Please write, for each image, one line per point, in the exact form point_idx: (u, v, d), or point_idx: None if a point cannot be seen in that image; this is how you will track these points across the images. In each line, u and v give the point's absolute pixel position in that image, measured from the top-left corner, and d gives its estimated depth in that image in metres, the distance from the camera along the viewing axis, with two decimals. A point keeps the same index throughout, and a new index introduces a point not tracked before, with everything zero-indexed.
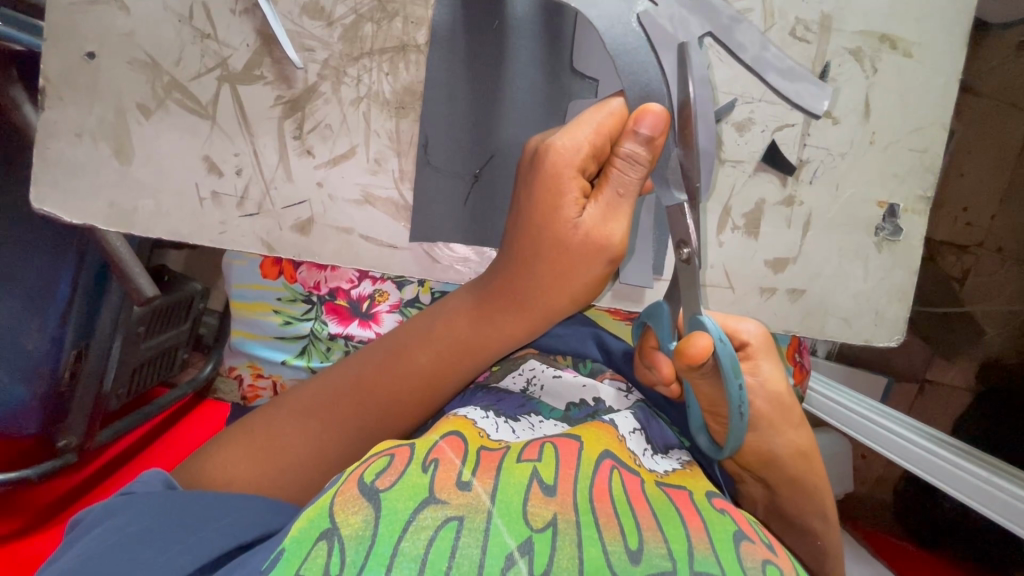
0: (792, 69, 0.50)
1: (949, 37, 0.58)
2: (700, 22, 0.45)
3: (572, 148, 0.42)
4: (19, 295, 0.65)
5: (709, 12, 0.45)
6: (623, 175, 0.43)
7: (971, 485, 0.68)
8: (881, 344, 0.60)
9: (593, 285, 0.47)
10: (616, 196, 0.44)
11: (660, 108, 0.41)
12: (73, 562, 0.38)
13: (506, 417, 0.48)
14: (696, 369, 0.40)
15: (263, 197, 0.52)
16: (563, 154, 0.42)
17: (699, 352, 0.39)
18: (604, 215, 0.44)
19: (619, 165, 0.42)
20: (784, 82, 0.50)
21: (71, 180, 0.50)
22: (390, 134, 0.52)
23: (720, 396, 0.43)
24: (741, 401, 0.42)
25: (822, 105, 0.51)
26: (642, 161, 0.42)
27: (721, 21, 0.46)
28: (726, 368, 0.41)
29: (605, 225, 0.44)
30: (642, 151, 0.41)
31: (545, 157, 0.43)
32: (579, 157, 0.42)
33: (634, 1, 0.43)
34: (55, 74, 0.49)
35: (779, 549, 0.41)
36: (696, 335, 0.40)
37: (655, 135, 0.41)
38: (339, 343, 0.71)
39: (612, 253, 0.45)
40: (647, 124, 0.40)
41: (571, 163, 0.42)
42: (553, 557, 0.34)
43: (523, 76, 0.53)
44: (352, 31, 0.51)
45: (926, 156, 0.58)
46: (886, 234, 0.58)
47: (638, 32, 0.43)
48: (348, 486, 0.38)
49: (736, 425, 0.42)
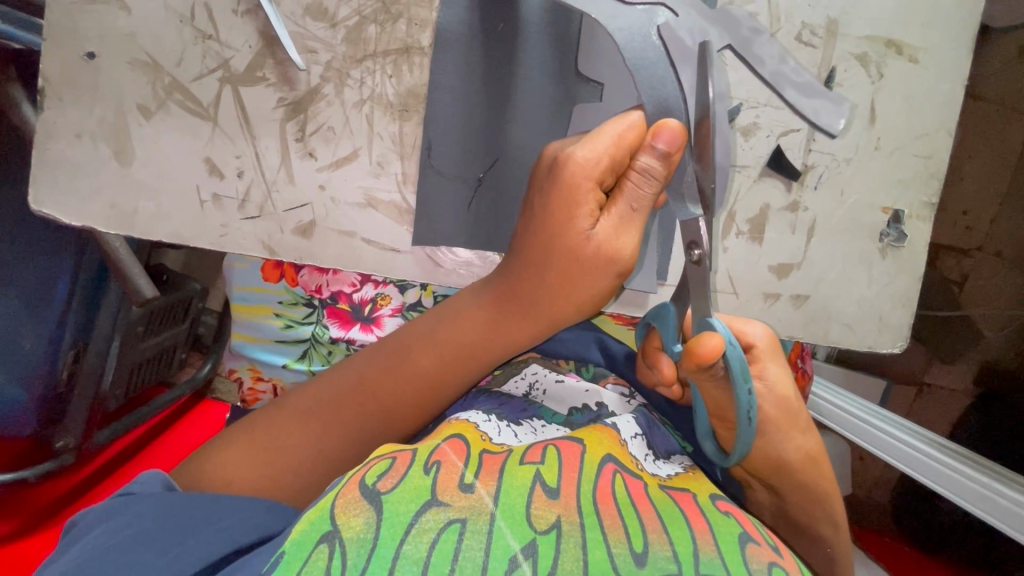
0: (810, 84, 0.48)
1: (955, 43, 0.57)
2: (720, 33, 0.45)
3: (592, 160, 0.42)
4: (18, 294, 0.64)
5: (729, 22, 0.45)
6: (637, 189, 0.43)
7: (972, 491, 0.67)
8: (884, 350, 0.60)
9: (602, 296, 0.48)
10: (629, 210, 0.44)
11: (677, 123, 0.41)
12: (71, 566, 0.38)
13: (508, 421, 0.47)
14: (705, 370, 0.40)
15: (265, 199, 0.52)
16: (582, 166, 0.42)
17: (710, 351, 0.39)
18: (617, 228, 0.45)
19: (634, 179, 0.42)
20: (801, 99, 0.48)
21: (70, 181, 0.50)
22: (394, 137, 0.52)
23: (729, 401, 0.42)
24: (750, 406, 0.41)
25: (839, 124, 0.48)
26: (657, 176, 0.42)
27: (741, 32, 0.46)
28: (736, 374, 0.40)
29: (617, 239, 0.45)
30: (658, 166, 0.42)
31: (565, 167, 0.42)
32: (599, 169, 0.42)
33: (656, 12, 0.43)
34: (53, 72, 0.48)
35: (784, 551, 0.40)
36: (706, 335, 0.40)
37: (672, 151, 0.41)
38: (341, 347, 0.71)
39: (622, 266, 0.46)
40: (664, 140, 0.40)
41: (590, 175, 0.42)
42: (557, 559, 0.34)
43: (527, 79, 0.52)
44: (355, 33, 0.50)
45: (931, 162, 0.58)
46: (891, 241, 0.58)
47: (658, 46, 0.43)
48: (350, 487, 0.38)
49: (744, 431, 0.42)
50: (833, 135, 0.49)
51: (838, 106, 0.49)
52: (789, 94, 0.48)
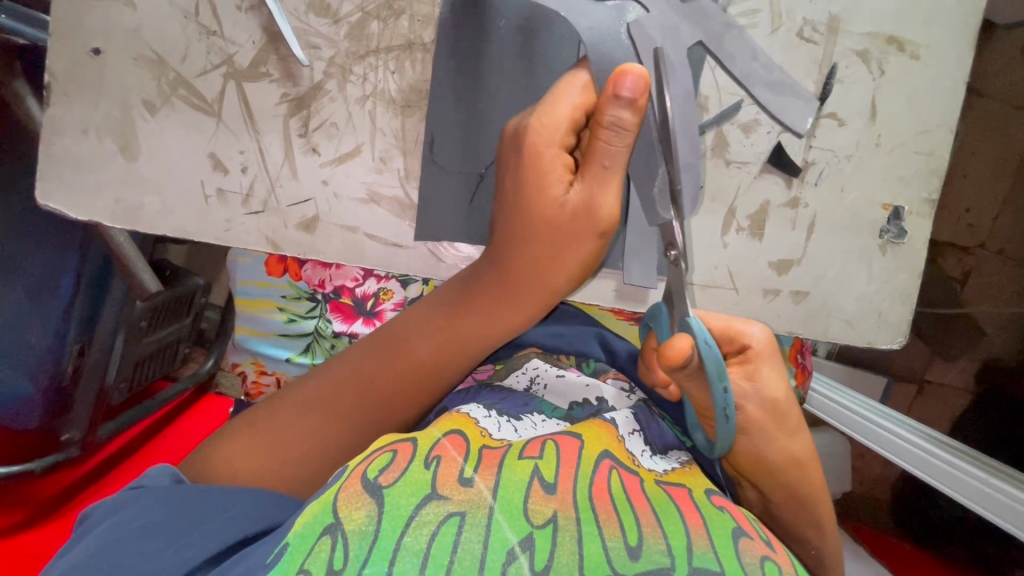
0: (780, 82, 0.51)
1: (957, 40, 0.57)
2: (691, 29, 0.47)
3: (551, 125, 0.44)
4: (24, 289, 0.65)
5: (701, 15, 0.48)
6: (608, 145, 0.42)
7: (971, 486, 0.67)
8: (884, 346, 0.60)
9: (588, 260, 0.49)
10: (602, 168, 0.44)
11: (639, 68, 0.40)
12: (80, 556, 0.38)
13: (508, 416, 0.48)
14: (678, 369, 0.41)
15: (269, 194, 0.52)
16: (543, 131, 0.43)
17: (678, 353, 0.39)
18: (591, 189, 0.45)
19: (603, 137, 0.42)
20: (771, 96, 0.52)
21: (77, 177, 0.50)
22: (396, 132, 0.52)
23: (705, 398, 0.43)
24: (726, 404, 0.42)
25: (804, 124, 0.52)
26: (627, 128, 0.41)
27: (714, 26, 0.49)
28: (712, 374, 0.41)
29: (595, 200, 0.45)
30: (625, 116, 0.41)
31: (525, 137, 0.44)
32: (560, 133, 0.44)
33: (626, 10, 0.45)
34: (60, 70, 0.49)
35: (778, 547, 0.41)
36: (676, 337, 0.40)
37: (637, 97, 0.40)
38: (344, 341, 0.71)
39: (603, 227, 0.46)
40: (624, 87, 0.40)
41: (553, 140, 0.44)
42: (553, 553, 0.35)
43: (529, 74, 0.52)
44: (358, 29, 0.51)
45: (931, 159, 0.58)
46: (890, 237, 0.58)
47: (627, 45, 0.44)
48: (352, 481, 0.38)
49: (721, 426, 0.43)
50: (799, 133, 0.53)
51: (806, 104, 0.52)
52: (761, 92, 0.51)
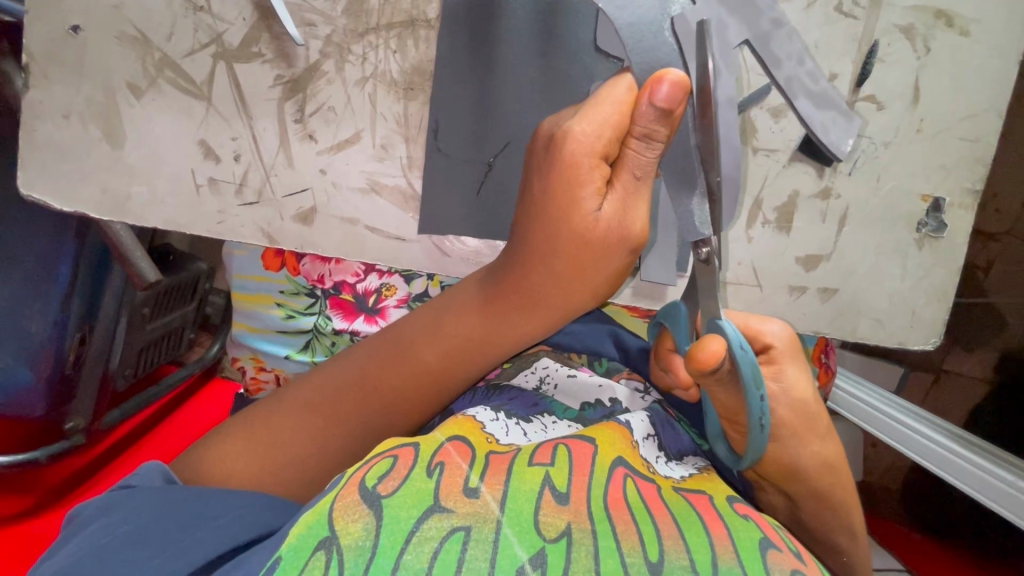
0: (825, 92, 0.45)
1: (1010, 14, 0.52)
2: (738, 26, 0.42)
3: (593, 134, 0.38)
4: (20, 276, 0.63)
5: (750, 12, 0.42)
6: (641, 156, 0.39)
7: (998, 490, 0.63)
8: (916, 347, 0.56)
9: (615, 276, 0.45)
10: (634, 179, 0.40)
11: (681, 75, 0.36)
12: (66, 564, 0.37)
13: (517, 419, 0.45)
14: (711, 375, 0.38)
15: (263, 184, 0.49)
16: (581, 142, 0.38)
17: (711, 356, 0.36)
18: (624, 203, 0.41)
19: (635, 146, 0.38)
20: (813, 109, 0.45)
21: (60, 165, 0.47)
22: (398, 117, 0.49)
23: (743, 408, 0.40)
24: (763, 414, 0.40)
25: (845, 145, 0.46)
26: (660, 139, 0.38)
27: (760, 27, 0.43)
28: (748, 379, 0.38)
29: (627, 214, 0.41)
30: (660, 128, 0.37)
31: (564, 146, 0.39)
32: (602, 143, 0.38)
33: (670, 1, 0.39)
34: (38, 49, 0.46)
35: (807, 558, 0.38)
36: (709, 338, 0.37)
37: (673, 107, 0.36)
38: (344, 338, 0.69)
39: (634, 242, 0.42)
40: (663, 97, 0.36)
41: (592, 151, 0.38)
42: (567, 569, 0.32)
43: (541, 54, 0.48)
44: (356, 5, 0.47)
45: (978, 146, 0.53)
46: (929, 230, 0.54)
47: (671, 43, 0.39)
48: (348, 491, 0.36)
49: (756, 438, 0.40)
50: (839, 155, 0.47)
51: (847, 122, 0.46)
52: (802, 104, 0.45)
